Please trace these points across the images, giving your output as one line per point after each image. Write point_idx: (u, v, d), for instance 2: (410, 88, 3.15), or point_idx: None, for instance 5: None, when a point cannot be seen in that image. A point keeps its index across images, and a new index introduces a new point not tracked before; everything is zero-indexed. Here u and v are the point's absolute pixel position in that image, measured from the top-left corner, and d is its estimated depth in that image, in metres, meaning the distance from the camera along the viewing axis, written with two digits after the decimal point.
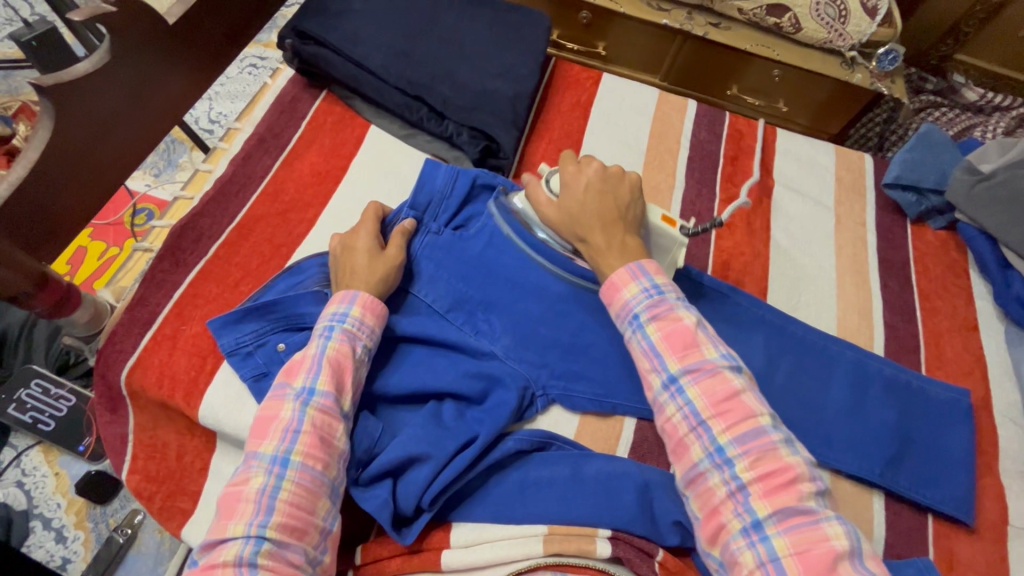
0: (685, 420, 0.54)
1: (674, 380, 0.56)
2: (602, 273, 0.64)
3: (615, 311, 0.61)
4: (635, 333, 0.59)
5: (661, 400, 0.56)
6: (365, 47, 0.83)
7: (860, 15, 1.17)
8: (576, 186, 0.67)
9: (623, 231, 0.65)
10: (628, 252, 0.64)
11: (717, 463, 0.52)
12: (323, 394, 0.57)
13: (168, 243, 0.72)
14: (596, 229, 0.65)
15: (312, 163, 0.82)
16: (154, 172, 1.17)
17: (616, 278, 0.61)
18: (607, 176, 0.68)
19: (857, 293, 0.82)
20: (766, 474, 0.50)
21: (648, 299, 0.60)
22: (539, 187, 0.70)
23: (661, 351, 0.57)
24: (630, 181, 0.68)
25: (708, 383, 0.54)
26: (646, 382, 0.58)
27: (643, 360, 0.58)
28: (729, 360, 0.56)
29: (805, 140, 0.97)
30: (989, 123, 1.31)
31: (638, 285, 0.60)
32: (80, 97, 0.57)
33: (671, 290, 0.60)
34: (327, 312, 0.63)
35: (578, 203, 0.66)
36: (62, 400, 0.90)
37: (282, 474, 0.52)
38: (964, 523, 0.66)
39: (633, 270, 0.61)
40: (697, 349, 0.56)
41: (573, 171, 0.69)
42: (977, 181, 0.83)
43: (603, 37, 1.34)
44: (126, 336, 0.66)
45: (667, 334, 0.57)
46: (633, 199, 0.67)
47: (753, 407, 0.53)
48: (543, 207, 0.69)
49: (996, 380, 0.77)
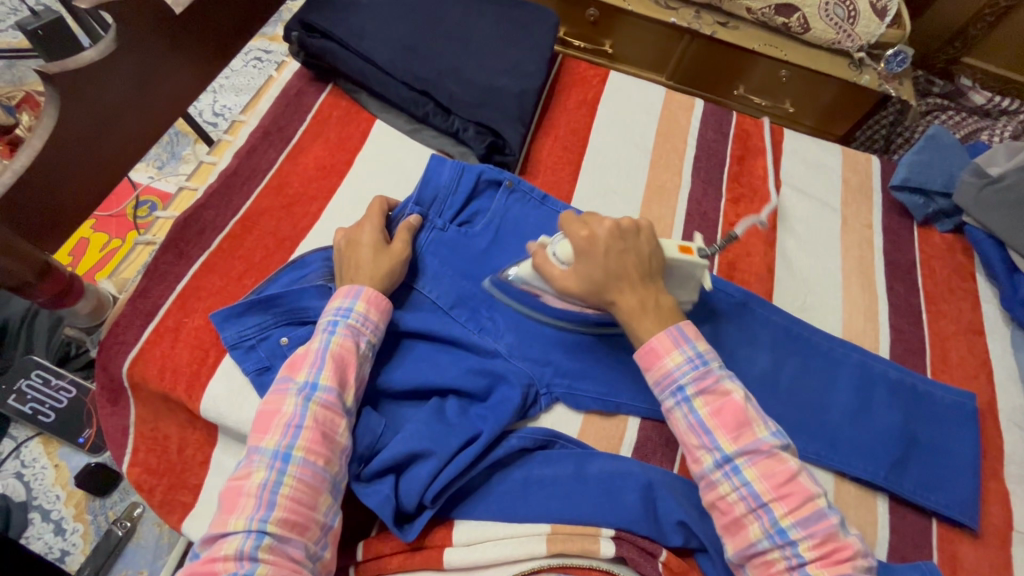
0: (742, 501, 0.53)
1: (729, 460, 0.54)
2: (636, 338, 0.60)
3: (655, 379, 0.59)
4: (680, 405, 0.57)
5: (714, 478, 0.54)
6: (371, 40, 0.82)
7: (869, 16, 1.16)
8: (593, 254, 0.60)
9: (652, 288, 0.61)
10: (664, 314, 0.60)
11: (778, 543, 0.51)
12: (325, 391, 0.56)
13: (171, 235, 0.72)
14: (626, 291, 0.60)
15: (317, 157, 0.81)
16: (158, 165, 1.16)
17: (658, 346, 0.58)
18: (622, 232, 0.61)
19: (863, 295, 0.81)
20: (828, 553, 0.50)
21: (694, 370, 0.57)
22: (548, 261, 0.63)
23: (711, 428, 0.55)
24: (647, 234, 0.62)
25: (765, 464, 0.53)
26: (693, 456, 0.56)
27: (691, 436, 0.56)
28: (781, 439, 0.55)
29: (812, 140, 0.96)
30: (996, 126, 1.32)
31: (682, 353, 0.58)
32: (86, 87, 0.57)
33: (715, 359, 0.59)
34: (330, 307, 0.62)
35: (601, 269, 0.60)
36: (63, 391, 0.89)
37: (283, 469, 0.52)
38: (969, 528, 0.66)
39: (675, 337, 0.59)
40: (749, 427, 0.55)
41: (586, 237, 0.61)
42: (985, 185, 0.83)
43: (609, 35, 1.33)
44: (128, 327, 0.66)
45: (717, 410, 0.56)
46: (653, 253, 0.62)
47: (810, 487, 0.53)
48: (558, 280, 0.62)
49: (1002, 385, 0.77)
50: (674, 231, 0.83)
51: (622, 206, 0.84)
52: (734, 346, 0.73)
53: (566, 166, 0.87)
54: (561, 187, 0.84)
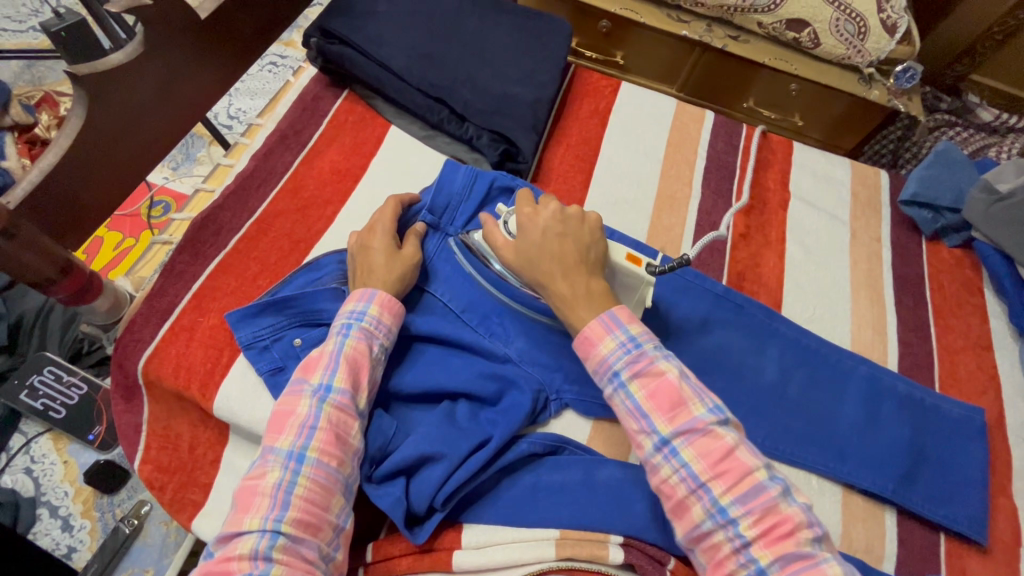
0: (682, 482, 0.52)
1: (667, 442, 0.53)
2: (573, 329, 0.61)
3: (593, 368, 0.59)
4: (617, 392, 0.57)
5: (655, 462, 0.54)
6: (389, 48, 0.84)
7: (879, 33, 1.17)
8: (533, 230, 0.64)
9: (586, 275, 0.62)
10: (595, 300, 0.61)
11: (720, 523, 0.50)
12: (339, 393, 0.57)
13: (188, 234, 0.73)
14: (558, 275, 0.62)
15: (332, 161, 0.82)
16: (173, 165, 1.18)
17: (591, 335, 0.59)
18: (565, 217, 0.64)
19: (871, 307, 0.82)
20: (768, 528, 0.49)
21: (626, 355, 0.57)
22: (496, 230, 0.67)
23: (648, 411, 0.55)
24: (591, 223, 0.65)
25: (700, 443, 0.52)
26: (636, 442, 0.56)
27: (630, 421, 0.56)
28: (717, 414, 0.54)
29: (821, 154, 0.97)
30: (1004, 142, 1.33)
31: (614, 339, 0.58)
32: (113, 89, 0.58)
33: (648, 340, 0.58)
34: (344, 310, 0.63)
35: (536, 248, 0.63)
36: (74, 388, 0.90)
37: (297, 469, 0.52)
38: (977, 543, 0.66)
39: (606, 322, 0.59)
40: (685, 406, 0.54)
41: (529, 213, 0.65)
42: (993, 201, 0.83)
43: (621, 46, 1.35)
44: (145, 325, 0.67)
45: (651, 393, 0.55)
46: (594, 240, 0.64)
47: (748, 461, 0.52)
48: (500, 249, 0.66)
49: (1010, 400, 0.77)
50: (684, 241, 0.84)
51: (633, 215, 0.84)
52: (742, 356, 0.73)
53: (578, 174, 0.88)
54: (573, 195, 0.85)
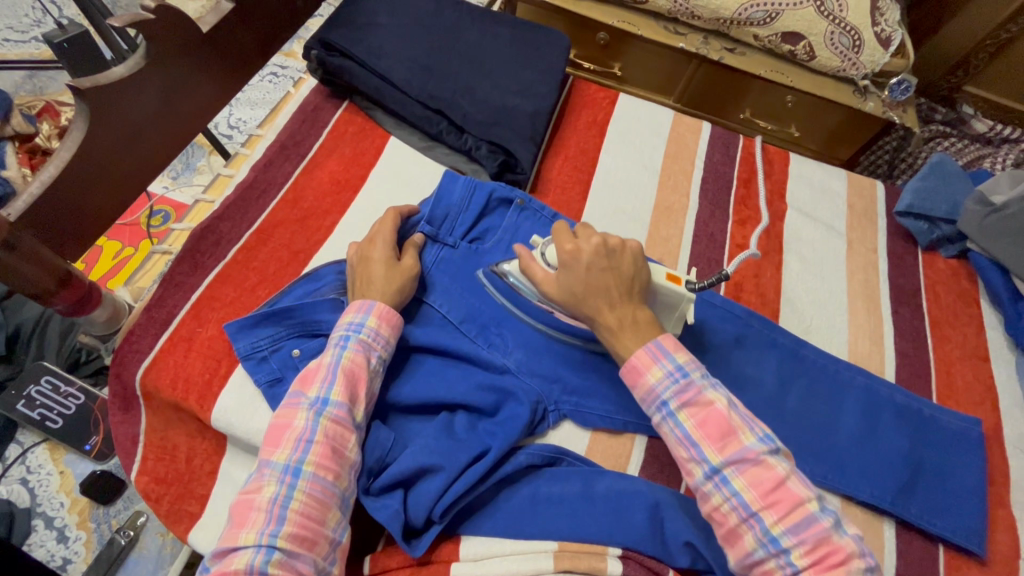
0: (734, 511, 0.52)
1: (717, 471, 0.54)
2: (620, 357, 0.62)
3: (641, 396, 0.59)
4: (666, 420, 0.57)
5: (706, 490, 0.54)
6: (388, 60, 0.85)
7: (873, 45, 1.19)
8: (576, 267, 0.63)
9: (632, 306, 0.62)
10: (642, 330, 0.61)
11: (773, 552, 0.50)
12: (336, 406, 0.57)
13: (188, 245, 0.73)
14: (606, 310, 0.62)
15: (332, 172, 0.83)
16: (173, 175, 1.18)
17: (638, 363, 0.59)
18: (609, 251, 0.63)
19: (868, 318, 0.82)
20: (821, 558, 0.49)
21: (675, 384, 0.58)
22: (535, 262, 0.67)
23: (697, 440, 0.55)
24: (632, 252, 0.64)
25: (752, 473, 0.53)
26: (686, 470, 0.56)
27: (680, 450, 0.56)
28: (768, 444, 0.54)
29: (817, 165, 0.98)
30: (998, 154, 1.34)
31: (662, 368, 0.59)
32: (115, 104, 0.58)
33: (695, 369, 0.59)
34: (342, 322, 0.63)
35: (581, 283, 0.62)
36: (71, 398, 0.90)
37: (293, 483, 0.52)
38: (975, 554, 0.66)
39: (653, 352, 0.59)
40: (734, 435, 0.55)
41: (570, 250, 0.64)
42: (989, 212, 0.83)
43: (618, 58, 1.36)
44: (143, 336, 0.67)
45: (701, 422, 0.56)
46: (636, 272, 0.63)
47: (800, 491, 0.52)
48: (541, 282, 0.66)
49: (1007, 411, 0.77)
50: (681, 252, 0.84)
51: (631, 227, 0.85)
52: (741, 366, 0.73)
53: (577, 185, 0.88)
54: (571, 207, 0.86)
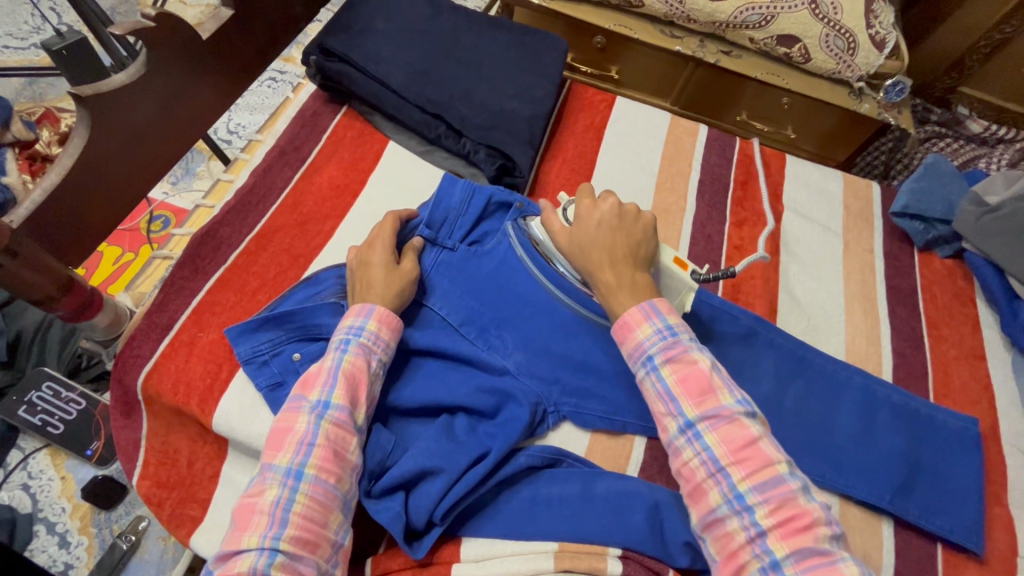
0: (702, 465, 0.53)
1: (692, 425, 0.55)
2: (612, 313, 0.63)
3: (627, 351, 0.61)
4: (648, 374, 0.58)
5: (678, 444, 0.55)
6: (387, 66, 0.85)
7: (868, 48, 1.19)
8: (589, 220, 0.66)
9: (633, 269, 0.64)
10: (639, 291, 0.63)
11: (736, 509, 0.51)
12: (337, 408, 0.57)
13: (189, 250, 0.73)
14: (605, 265, 0.64)
15: (332, 177, 0.83)
16: (173, 180, 1.19)
17: (628, 318, 0.61)
18: (622, 213, 0.66)
19: (865, 318, 0.83)
20: (785, 519, 0.49)
21: (662, 341, 0.59)
22: (553, 216, 0.70)
23: (677, 395, 0.56)
24: (646, 222, 0.67)
25: (725, 430, 0.54)
26: (662, 425, 0.57)
27: (658, 404, 0.57)
28: (745, 407, 0.55)
29: (814, 166, 0.98)
30: (993, 154, 1.35)
31: (651, 326, 0.60)
32: (116, 111, 0.59)
33: (684, 331, 0.60)
34: (343, 325, 0.63)
35: (589, 237, 0.65)
36: (72, 403, 0.90)
37: (295, 486, 0.52)
38: (973, 553, 0.66)
39: (645, 309, 0.61)
40: (714, 394, 0.56)
41: (587, 205, 0.67)
42: (984, 213, 0.84)
43: (615, 61, 1.37)
44: (144, 341, 0.67)
45: (682, 378, 0.57)
46: (646, 238, 0.66)
47: (770, 453, 0.53)
48: (555, 233, 0.69)
49: (1003, 410, 0.78)
50: (679, 254, 0.85)
51: None
52: (739, 367, 0.74)
53: (575, 188, 0.89)
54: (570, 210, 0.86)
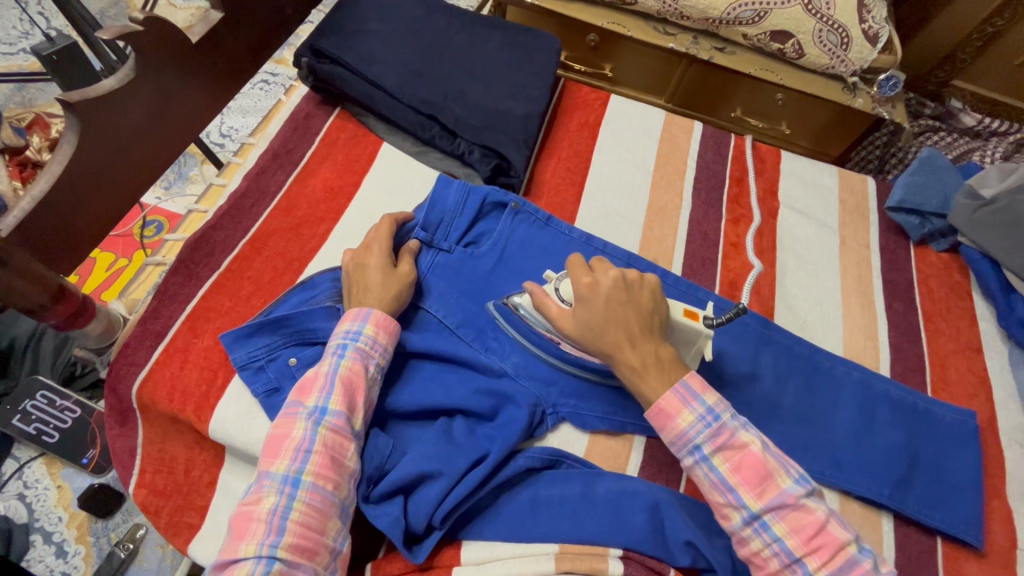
0: (775, 556, 0.53)
1: (756, 517, 0.54)
2: (645, 400, 0.60)
3: (671, 440, 0.58)
4: (699, 464, 0.57)
5: (745, 535, 0.54)
6: (380, 67, 0.85)
7: (861, 42, 1.20)
8: (594, 300, 0.62)
9: (653, 342, 0.61)
10: (665, 367, 0.60)
11: None
12: (335, 414, 0.57)
13: (182, 256, 0.73)
14: (626, 345, 0.60)
15: (326, 179, 0.83)
16: (165, 185, 1.18)
17: (667, 406, 0.58)
18: (627, 283, 0.63)
19: (862, 313, 0.83)
20: None
21: (707, 428, 0.57)
22: (548, 299, 0.65)
23: (734, 485, 0.55)
24: (650, 286, 0.64)
25: (792, 518, 0.53)
26: (722, 514, 0.56)
27: (716, 495, 0.56)
28: (805, 486, 0.55)
29: (809, 162, 0.98)
30: (987, 147, 1.35)
31: (692, 412, 0.58)
32: (105, 116, 0.58)
33: (726, 410, 0.58)
34: (339, 330, 0.63)
35: (599, 317, 0.61)
36: (67, 412, 0.89)
37: (293, 493, 0.52)
38: (973, 546, 0.66)
39: (683, 394, 0.58)
40: (772, 479, 0.55)
41: (588, 283, 0.63)
42: (979, 206, 0.84)
43: (609, 59, 1.37)
44: (138, 348, 0.66)
45: (736, 466, 0.55)
46: (654, 307, 0.63)
47: (839, 534, 0.52)
48: (557, 318, 0.64)
49: (1000, 402, 0.78)
50: (676, 251, 0.84)
51: (625, 227, 0.85)
52: (737, 364, 0.73)
53: (570, 187, 0.88)
54: (565, 209, 0.86)
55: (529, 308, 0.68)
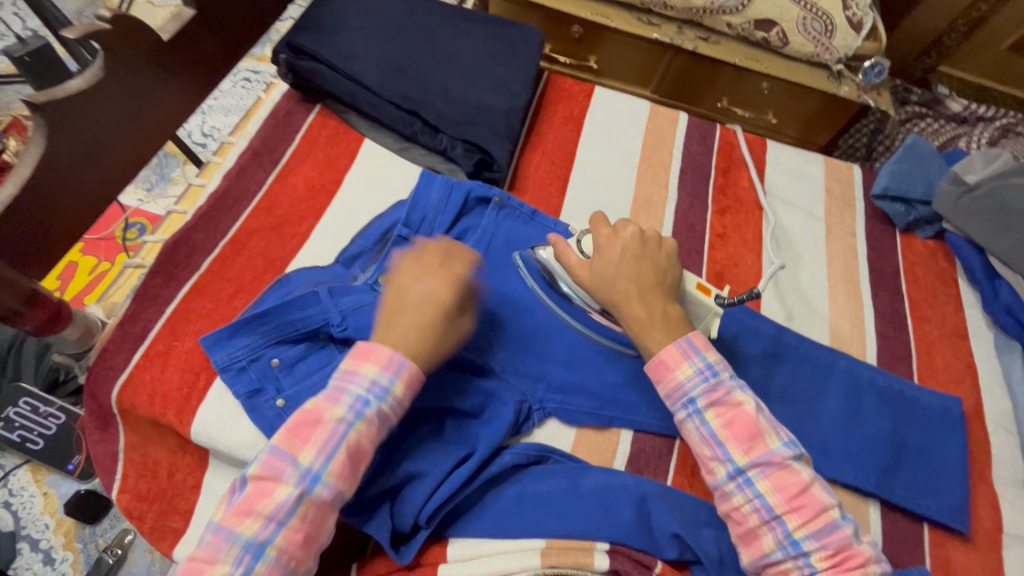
0: (756, 512, 0.54)
1: (741, 472, 0.55)
2: (646, 350, 0.61)
3: (666, 392, 0.60)
4: (691, 417, 0.58)
5: (727, 490, 0.55)
6: (359, 62, 0.84)
7: (845, 29, 1.19)
8: (611, 250, 0.64)
9: (662, 300, 0.63)
10: (672, 325, 0.61)
11: (792, 554, 0.52)
12: (327, 485, 0.53)
13: (160, 258, 0.72)
14: (635, 298, 0.62)
15: (307, 177, 0.82)
16: (147, 187, 1.16)
17: (667, 358, 0.59)
18: (644, 240, 0.65)
19: (848, 302, 0.83)
20: (839, 561, 0.51)
21: (704, 382, 0.58)
22: (569, 249, 0.67)
23: (723, 440, 0.56)
24: (668, 248, 0.66)
25: (778, 477, 0.54)
26: (708, 468, 0.57)
27: (703, 448, 0.57)
28: (793, 449, 0.56)
29: (794, 151, 0.98)
30: (973, 133, 1.35)
31: (691, 365, 0.59)
32: (73, 118, 0.57)
33: (724, 368, 0.59)
34: (361, 378, 0.57)
35: (614, 267, 0.63)
36: (51, 418, 0.88)
37: (250, 566, 0.49)
38: (959, 531, 0.67)
39: (684, 348, 0.59)
40: (761, 438, 0.56)
41: (608, 234, 0.65)
42: (963, 192, 0.85)
43: (594, 51, 1.36)
44: (117, 352, 0.65)
45: (728, 422, 0.57)
46: (670, 266, 0.65)
47: (823, 497, 0.54)
48: (574, 267, 0.66)
49: (986, 387, 0.78)
50: None
51: (611, 220, 0.85)
52: (724, 355, 0.73)
53: (555, 181, 0.88)
54: (550, 203, 0.85)
55: (554, 263, 0.71)
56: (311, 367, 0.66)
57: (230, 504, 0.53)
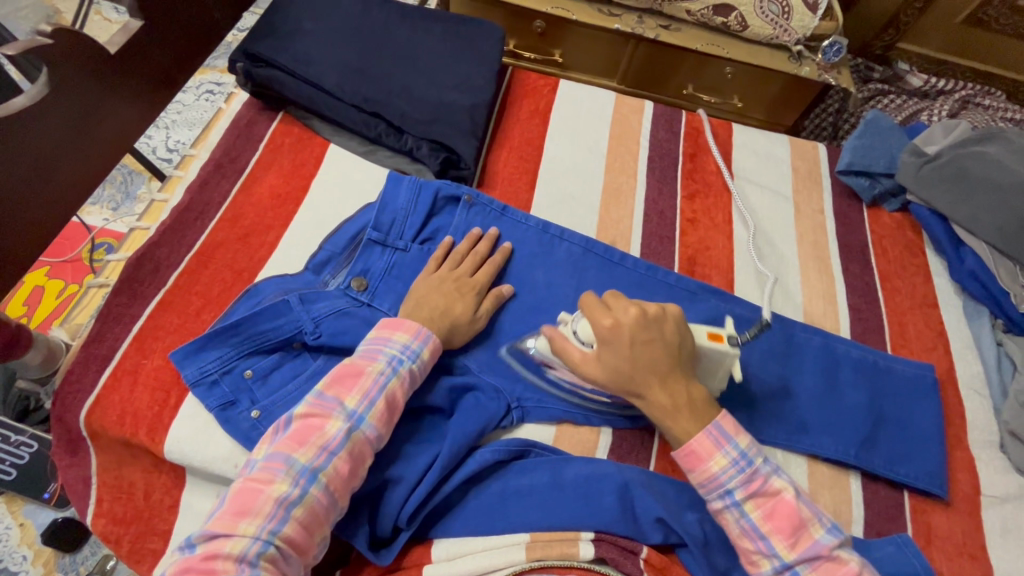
0: None
1: (789, 566, 0.54)
2: (674, 437, 0.59)
3: (700, 482, 0.57)
4: (729, 509, 0.56)
5: None
6: (319, 67, 0.83)
7: (801, 11, 1.21)
8: (619, 343, 0.59)
9: (683, 382, 0.60)
10: (698, 410, 0.59)
11: None
12: (371, 426, 0.57)
13: (124, 275, 0.71)
14: (656, 387, 0.59)
15: (272, 186, 0.81)
16: (112, 206, 1.15)
17: (699, 449, 0.57)
18: (649, 320, 0.60)
19: (820, 278, 0.83)
20: None
21: (740, 473, 0.56)
22: (568, 344, 0.62)
23: (766, 533, 0.55)
24: (674, 319, 0.61)
25: (825, 570, 0.53)
26: (751, 560, 0.56)
27: (746, 540, 0.56)
28: (838, 537, 0.54)
29: (760, 133, 0.99)
30: (934, 107, 1.37)
31: (724, 456, 0.56)
32: (21, 137, 0.56)
33: (758, 454, 0.57)
34: (396, 339, 0.61)
35: (628, 361, 0.59)
36: (23, 447, 0.86)
37: (306, 489, 0.51)
38: (938, 496, 0.67)
39: (715, 436, 0.57)
40: (805, 529, 0.54)
41: (610, 325, 0.60)
42: (924, 163, 0.87)
43: (558, 45, 1.36)
44: (83, 374, 0.64)
45: (769, 513, 0.55)
46: (681, 341, 0.60)
47: None
48: (578, 364, 0.61)
49: (958, 353, 0.79)
50: (633, 232, 0.84)
51: (581, 212, 0.85)
52: None
53: (523, 175, 0.88)
54: (519, 198, 0.85)
55: (547, 351, 0.65)
56: (285, 377, 0.65)
57: (277, 439, 0.55)
